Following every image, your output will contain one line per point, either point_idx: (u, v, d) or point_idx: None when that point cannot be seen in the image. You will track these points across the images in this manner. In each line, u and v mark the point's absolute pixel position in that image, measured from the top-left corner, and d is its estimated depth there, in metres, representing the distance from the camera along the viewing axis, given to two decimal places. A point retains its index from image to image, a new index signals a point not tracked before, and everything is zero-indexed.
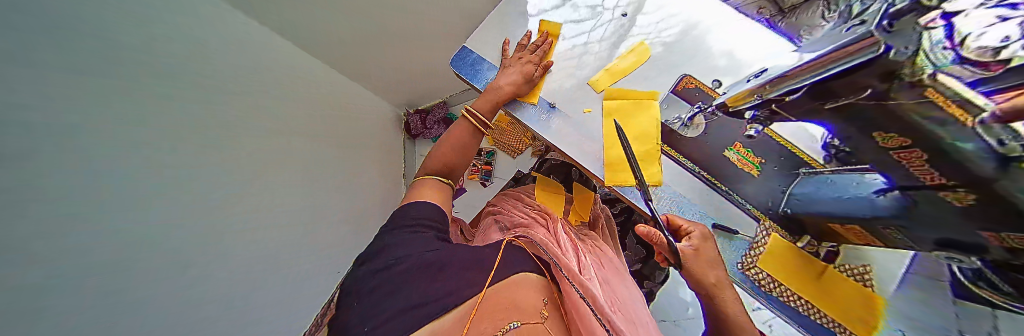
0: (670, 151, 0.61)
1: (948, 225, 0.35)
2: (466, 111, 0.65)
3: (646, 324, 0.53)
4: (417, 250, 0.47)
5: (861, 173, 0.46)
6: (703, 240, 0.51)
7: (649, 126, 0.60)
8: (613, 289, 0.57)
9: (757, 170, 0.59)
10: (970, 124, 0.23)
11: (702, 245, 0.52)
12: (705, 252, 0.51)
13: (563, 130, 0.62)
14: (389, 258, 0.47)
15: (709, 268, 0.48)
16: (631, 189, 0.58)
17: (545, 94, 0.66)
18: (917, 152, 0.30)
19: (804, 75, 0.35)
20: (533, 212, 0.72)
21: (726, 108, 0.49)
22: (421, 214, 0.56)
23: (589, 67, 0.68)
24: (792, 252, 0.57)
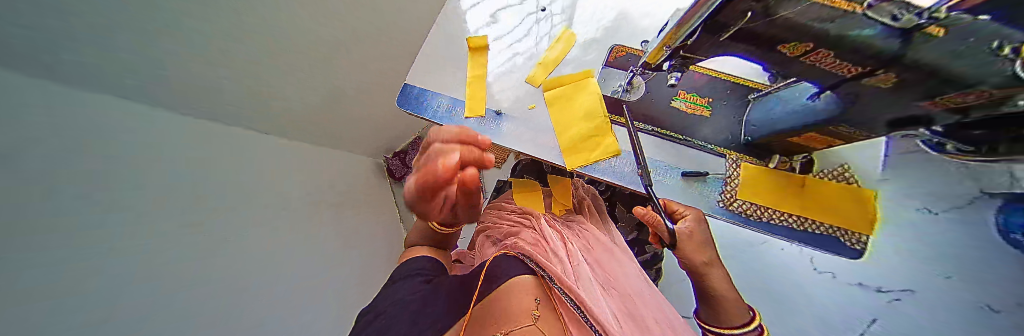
0: (620, 118, 0.62)
1: (892, 102, 0.35)
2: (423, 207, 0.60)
3: (642, 295, 0.57)
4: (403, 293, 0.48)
5: (797, 84, 0.48)
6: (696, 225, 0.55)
7: (593, 103, 0.61)
8: (605, 270, 0.61)
9: (708, 111, 0.60)
10: (859, 11, 0.24)
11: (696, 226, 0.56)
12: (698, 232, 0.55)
13: (516, 132, 0.64)
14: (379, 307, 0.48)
15: (700, 251, 0.54)
16: (593, 167, 0.60)
17: (489, 104, 0.67)
18: (822, 51, 0.29)
19: (687, 28, 0.37)
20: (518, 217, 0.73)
21: (648, 65, 0.50)
22: (420, 266, 0.56)
23: (523, 66, 0.70)
24: (766, 174, 0.57)
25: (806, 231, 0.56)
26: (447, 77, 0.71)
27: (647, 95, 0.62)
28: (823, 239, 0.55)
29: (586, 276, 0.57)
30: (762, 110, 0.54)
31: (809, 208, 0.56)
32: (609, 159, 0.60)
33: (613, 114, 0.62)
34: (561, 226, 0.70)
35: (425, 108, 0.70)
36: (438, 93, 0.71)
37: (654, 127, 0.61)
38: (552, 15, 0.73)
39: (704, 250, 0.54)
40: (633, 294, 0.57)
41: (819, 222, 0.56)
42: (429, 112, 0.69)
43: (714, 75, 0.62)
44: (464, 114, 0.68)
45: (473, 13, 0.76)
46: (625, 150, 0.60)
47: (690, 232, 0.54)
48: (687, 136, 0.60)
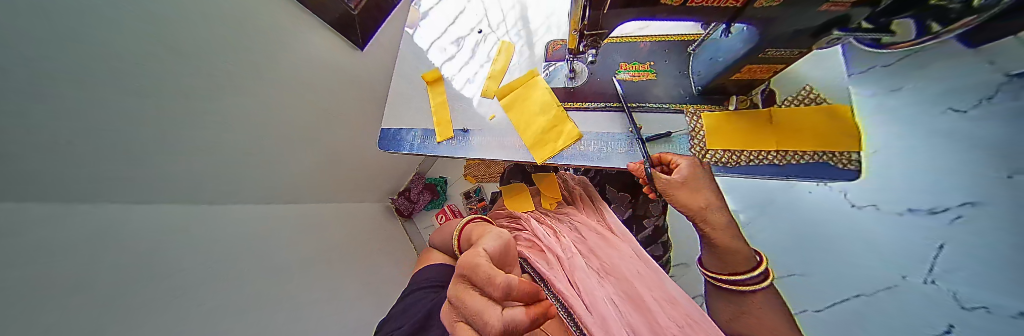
0: (574, 104, 0.65)
1: (798, 13, 0.36)
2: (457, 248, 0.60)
3: (637, 277, 0.55)
4: (407, 318, 0.52)
5: (719, 27, 0.51)
6: (691, 173, 0.48)
7: (545, 96, 0.66)
8: (599, 257, 0.60)
9: (653, 73, 0.63)
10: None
11: (693, 174, 0.49)
12: (695, 179, 0.48)
13: (483, 142, 0.68)
14: (389, 329, 0.53)
15: (694, 194, 0.47)
16: (563, 152, 0.61)
17: (455, 124, 0.73)
18: None
19: (579, 15, 0.45)
20: (504, 220, 0.75)
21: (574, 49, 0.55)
22: (433, 276, 0.60)
23: (478, 82, 0.77)
24: (730, 119, 0.56)
25: (795, 163, 0.52)
26: (415, 112, 0.79)
27: (593, 76, 0.67)
28: (813, 168, 0.51)
29: (578, 266, 0.57)
30: (702, 60, 0.57)
31: (785, 139, 0.53)
32: (573, 143, 0.62)
33: (565, 102, 0.66)
34: (549, 219, 0.71)
35: (402, 145, 0.77)
36: (411, 128, 0.78)
37: (602, 104, 0.63)
38: (492, 36, 0.83)
39: (699, 195, 0.47)
40: (627, 277, 0.55)
41: (804, 151, 0.52)
42: (406, 144, 0.76)
43: (638, 41, 0.67)
44: (436, 139, 0.73)
45: (428, 52, 0.84)
46: (585, 132, 0.62)
47: (681, 179, 0.48)
48: (640, 102, 0.62)
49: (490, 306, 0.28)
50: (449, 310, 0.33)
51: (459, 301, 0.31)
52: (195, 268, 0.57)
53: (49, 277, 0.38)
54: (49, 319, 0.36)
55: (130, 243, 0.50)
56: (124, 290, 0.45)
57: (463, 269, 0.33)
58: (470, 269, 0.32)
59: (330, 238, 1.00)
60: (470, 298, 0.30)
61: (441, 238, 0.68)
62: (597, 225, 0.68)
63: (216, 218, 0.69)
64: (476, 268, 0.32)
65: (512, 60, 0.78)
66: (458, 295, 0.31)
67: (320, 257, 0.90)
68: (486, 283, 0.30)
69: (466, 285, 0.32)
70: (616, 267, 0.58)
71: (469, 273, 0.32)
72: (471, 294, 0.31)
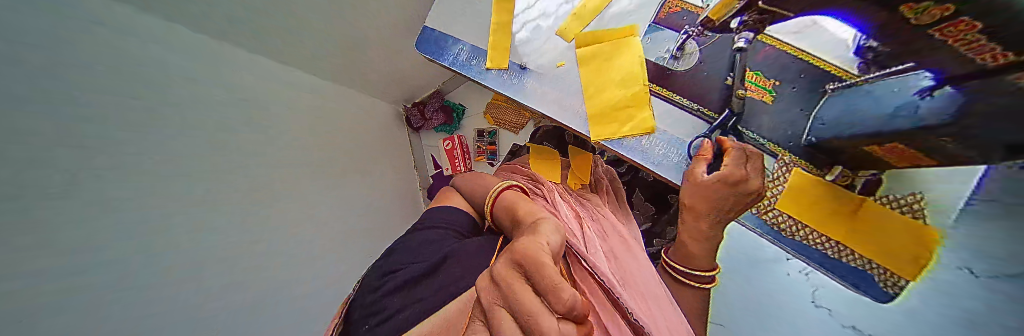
0: (661, 90, 0.53)
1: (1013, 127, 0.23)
2: (489, 198, 0.54)
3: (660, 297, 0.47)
4: (411, 260, 0.45)
5: (901, 75, 0.35)
6: (710, 181, 0.46)
7: (631, 66, 0.52)
8: (618, 262, 0.53)
9: (771, 97, 0.52)
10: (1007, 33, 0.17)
11: (718, 185, 0.45)
12: (714, 190, 0.45)
13: (538, 88, 0.58)
14: (391, 264, 0.45)
15: (692, 198, 0.48)
16: (621, 141, 0.53)
17: (513, 57, 0.60)
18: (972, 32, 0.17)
19: None
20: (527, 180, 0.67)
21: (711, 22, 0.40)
22: (448, 218, 0.54)
23: (556, 16, 0.60)
24: (820, 189, 0.48)
25: (852, 265, 0.47)
26: (473, 21, 0.64)
27: (700, 67, 0.52)
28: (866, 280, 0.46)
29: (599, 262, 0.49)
30: (838, 105, 0.43)
31: (856, 237, 0.46)
32: (638, 136, 0.52)
33: (652, 83, 0.53)
34: (572, 201, 0.64)
35: (446, 55, 0.64)
36: (459, 40, 0.64)
37: (697, 105, 0.51)
38: None
39: (694, 201, 0.48)
40: (644, 293, 0.49)
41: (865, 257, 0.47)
42: (449, 58, 0.64)
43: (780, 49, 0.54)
44: (486, 65, 0.61)
45: None
46: (659, 128, 0.53)
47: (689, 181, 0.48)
48: (743, 126, 0.51)
49: (545, 315, 0.25)
50: (489, 290, 0.30)
51: (510, 291, 0.28)
52: (172, 120, 0.45)
53: (101, 96, 0.36)
54: (100, 149, 0.35)
55: (93, 62, 0.36)
56: (84, 124, 0.34)
57: (522, 258, 0.29)
58: (534, 262, 0.29)
59: (338, 119, 0.94)
60: (523, 295, 0.27)
61: (467, 184, 0.62)
62: (624, 230, 0.60)
63: (239, 65, 0.61)
64: (541, 266, 0.29)
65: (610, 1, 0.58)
66: (509, 284, 0.28)
67: (328, 136, 0.88)
68: (548, 286, 0.27)
69: (522, 275, 0.29)
70: (636, 277, 0.51)
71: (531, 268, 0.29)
72: (523, 290, 0.27)
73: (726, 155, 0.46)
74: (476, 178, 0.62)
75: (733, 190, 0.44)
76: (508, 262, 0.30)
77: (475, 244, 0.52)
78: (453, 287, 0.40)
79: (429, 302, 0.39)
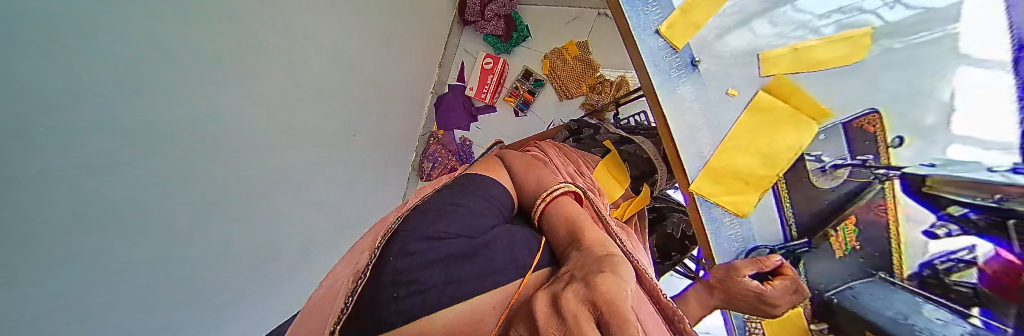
0: (783, 190, 0.49)
1: None
2: (540, 202, 0.55)
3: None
4: (456, 232, 0.45)
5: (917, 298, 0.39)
6: (760, 289, 0.45)
7: (784, 149, 0.47)
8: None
9: (844, 254, 0.47)
10: None
11: (762, 296, 0.45)
12: (752, 296, 0.46)
13: (685, 102, 0.52)
14: (437, 230, 0.45)
15: (732, 288, 0.48)
16: (709, 202, 0.54)
17: (695, 42, 0.49)
18: None
19: None
20: (588, 184, 0.63)
21: (928, 186, 0.36)
22: (502, 198, 0.56)
23: (774, 33, 0.45)
24: (795, 329, 0.53)
25: None
26: None
27: (834, 188, 0.46)
28: None
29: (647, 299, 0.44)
30: (865, 291, 0.44)
31: None
32: (727, 212, 0.54)
33: (783, 177, 0.49)
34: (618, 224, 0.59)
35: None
36: None
37: (791, 218, 0.50)
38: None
39: (732, 289, 0.48)
40: None
41: None
42: None
43: (890, 226, 0.40)
44: (659, 26, 0.50)
45: None
46: (746, 218, 0.53)
47: (738, 274, 0.48)
48: (804, 264, 0.51)
49: None
50: (547, 313, 0.29)
51: (576, 322, 0.26)
52: None
53: None
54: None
55: None
56: None
57: (603, 301, 0.28)
58: (615, 310, 0.27)
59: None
60: None
61: (526, 172, 0.62)
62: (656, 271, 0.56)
63: None
64: (625, 320, 0.26)
65: (839, 64, 0.42)
66: (576, 315, 0.27)
67: None
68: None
69: (595, 315, 0.27)
70: None
71: (605, 314, 0.27)
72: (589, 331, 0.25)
73: (776, 278, 0.47)
74: (533, 174, 0.62)
75: (762, 305, 0.46)
76: (582, 304, 0.29)
77: (521, 234, 0.50)
78: (497, 279, 0.40)
79: (476, 283, 0.39)
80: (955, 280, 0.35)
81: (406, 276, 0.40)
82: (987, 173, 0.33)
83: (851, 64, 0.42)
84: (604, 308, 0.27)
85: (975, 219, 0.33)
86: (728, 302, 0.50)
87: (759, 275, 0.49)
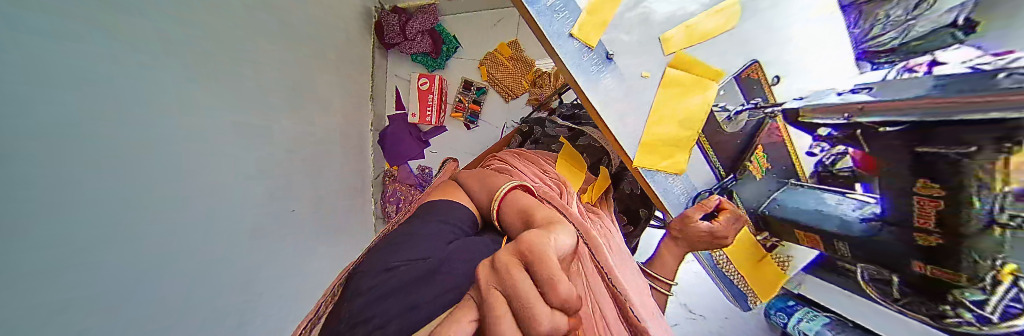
0: (704, 143, 0.57)
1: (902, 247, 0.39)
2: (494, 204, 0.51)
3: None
4: (412, 258, 0.38)
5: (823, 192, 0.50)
6: (713, 228, 0.54)
7: (699, 112, 0.53)
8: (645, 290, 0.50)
9: (762, 174, 0.59)
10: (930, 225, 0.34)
11: (715, 232, 0.54)
12: (707, 234, 0.55)
13: (609, 92, 0.53)
14: (387, 264, 0.37)
15: (693, 233, 0.56)
16: (653, 173, 0.57)
17: (605, 38, 0.51)
18: (938, 205, 0.32)
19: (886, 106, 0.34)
20: (552, 181, 0.66)
21: (796, 113, 0.46)
22: (462, 214, 0.50)
23: (665, 17, 0.51)
24: (749, 243, 0.67)
25: (739, 289, 0.73)
26: None
27: (740, 133, 0.57)
28: (741, 297, 0.74)
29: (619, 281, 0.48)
30: (786, 198, 0.55)
31: (752, 274, 0.69)
32: (668, 175, 0.58)
33: (702, 135, 0.56)
34: (586, 215, 0.64)
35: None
36: None
37: (718, 164, 0.59)
38: None
39: (694, 233, 0.56)
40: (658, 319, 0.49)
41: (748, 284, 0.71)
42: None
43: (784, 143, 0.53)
44: (571, 29, 0.50)
45: None
46: (684, 173, 0.59)
47: (694, 220, 0.56)
48: (738, 192, 0.61)
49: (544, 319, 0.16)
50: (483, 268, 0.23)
51: (504, 270, 0.20)
52: None
53: None
54: None
55: None
56: None
57: (526, 247, 0.22)
58: (537, 251, 0.22)
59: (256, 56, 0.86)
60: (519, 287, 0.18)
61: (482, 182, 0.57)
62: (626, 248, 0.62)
63: None
64: (546, 256, 0.21)
65: (721, 33, 0.51)
66: (504, 264, 0.20)
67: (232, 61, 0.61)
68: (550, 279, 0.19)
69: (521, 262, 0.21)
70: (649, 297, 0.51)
71: (533, 255, 0.21)
72: (518, 273, 0.19)
73: (720, 214, 0.56)
74: (489, 175, 0.58)
75: (717, 241, 0.55)
76: (506, 252, 0.23)
77: (484, 242, 0.46)
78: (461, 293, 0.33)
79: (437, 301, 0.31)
80: (838, 168, 0.48)
81: (358, 316, 0.32)
82: (838, 98, 0.41)
83: (727, 30, 0.50)
84: (526, 250, 0.22)
85: (838, 131, 0.41)
86: (693, 247, 0.58)
87: (708, 215, 0.57)
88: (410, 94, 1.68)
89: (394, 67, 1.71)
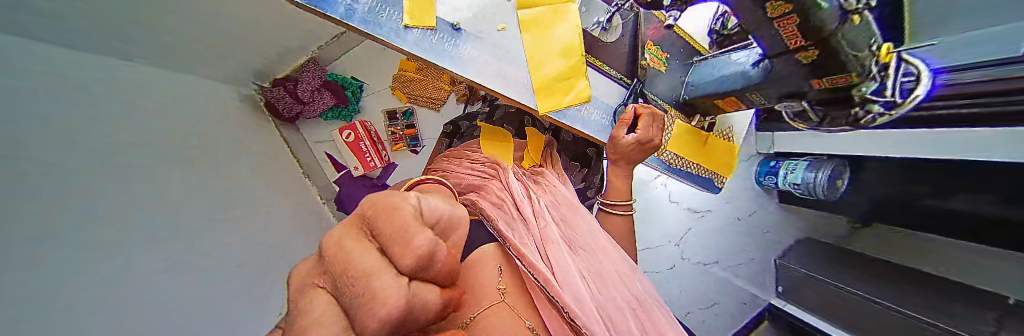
0: (593, 61, 0.57)
1: (790, 75, 0.46)
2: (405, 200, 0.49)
3: (603, 249, 0.63)
4: None
5: (729, 57, 0.58)
6: (638, 138, 0.55)
7: (570, 37, 0.54)
8: (570, 226, 0.65)
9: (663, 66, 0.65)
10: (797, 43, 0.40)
11: (641, 140, 0.56)
12: (637, 144, 0.56)
13: (479, 59, 0.52)
14: None
15: (624, 149, 0.57)
16: (562, 112, 0.57)
17: (443, 13, 0.50)
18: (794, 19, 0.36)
19: None
20: (485, 168, 0.69)
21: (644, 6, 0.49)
22: None
23: None
24: (690, 132, 0.70)
25: (700, 175, 0.74)
26: None
27: (622, 39, 0.60)
28: (707, 182, 0.75)
29: (552, 238, 0.58)
30: (702, 79, 0.63)
31: (705, 158, 0.72)
32: (576, 107, 0.58)
33: (588, 55, 0.57)
34: (528, 181, 0.71)
35: (333, 3, 0.43)
36: None
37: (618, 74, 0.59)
38: None
39: (627, 148, 0.57)
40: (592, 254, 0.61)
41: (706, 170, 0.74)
42: (343, 10, 0.44)
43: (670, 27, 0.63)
44: (403, 20, 0.47)
45: None
46: (593, 98, 0.59)
47: (622, 137, 0.57)
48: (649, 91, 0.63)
49: (379, 270, 0.20)
50: (310, 264, 0.24)
51: (339, 248, 0.22)
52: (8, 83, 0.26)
53: None
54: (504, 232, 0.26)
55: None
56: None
57: (371, 215, 0.25)
58: (383, 215, 0.24)
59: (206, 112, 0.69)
60: (354, 254, 0.21)
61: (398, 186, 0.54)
62: (572, 196, 0.73)
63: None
64: (394, 215, 0.24)
65: None
66: (342, 243, 0.22)
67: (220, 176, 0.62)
68: (397, 245, 0.22)
69: (367, 234, 0.24)
70: (582, 237, 0.63)
71: (377, 222, 0.24)
72: (352, 250, 0.21)
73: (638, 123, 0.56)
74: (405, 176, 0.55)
75: (646, 146, 0.56)
76: (356, 227, 0.25)
77: None
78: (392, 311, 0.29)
79: None
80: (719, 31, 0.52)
81: None
82: None
83: None
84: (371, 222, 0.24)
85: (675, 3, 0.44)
86: (632, 162, 0.60)
87: (629, 128, 0.58)
88: (342, 153, 1.30)
89: (311, 136, 1.28)
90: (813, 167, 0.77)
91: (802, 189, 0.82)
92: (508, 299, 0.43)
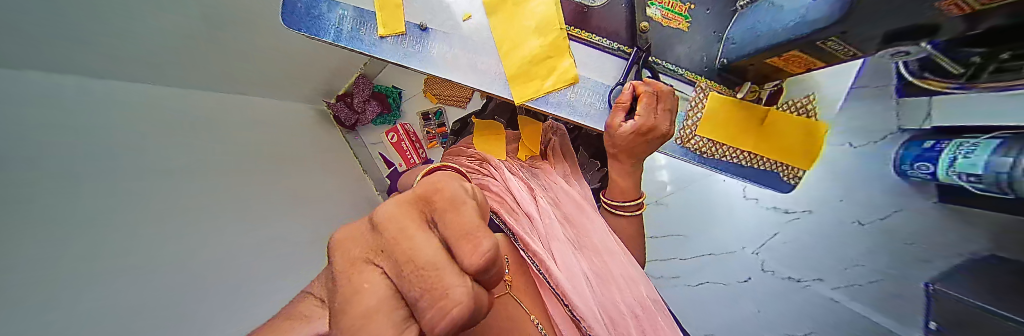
0: (579, 33, 0.50)
1: (892, 1, 0.27)
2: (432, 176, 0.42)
3: (612, 252, 0.54)
4: None
5: None
6: (638, 126, 0.44)
7: (545, 9, 0.48)
8: (574, 225, 0.57)
9: (687, 23, 0.52)
10: None
11: (642, 129, 0.44)
12: (635, 135, 0.45)
13: (450, 54, 0.50)
14: None
15: (626, 139, 0.46)
16: (546, 99, 0.49)
17: (409, 15, 0.50)
18: None
19: None
20: (474, 164, 0.66)
21: None
22: None
23: None
24: (735, 106, 0.52)
25: (753, 167, 0.55)
26: None
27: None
28: (765, 175, 0.55)
29: (555, 237, 0.51)
30: (744, 32, 0.46)
31: (763, 143, 0.53)
32: (563, 91, 0.50)
33: (572, 27, 0.50)
34: (526, 176, 0.64)
35: (324, 30, 0.50)
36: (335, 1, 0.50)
37: (614, 43, 0.50)
38: None
39: (628, 137, 0.45)
40: (598, 252, 0.54)
41: (767, 158, 0.54)
42: (331, 33, 0.50)
43: None
44: (377, 31, 0.50)
45: None
46: (582, 78, 0.50)
47: (620, 125, 0.46)
48: (656, 57, 0.53)
49: (447, 265, 0.10)
50: (360, 228, 0.15)
51: (389, 222, 0.13)
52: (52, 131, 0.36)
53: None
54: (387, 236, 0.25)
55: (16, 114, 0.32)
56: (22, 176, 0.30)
57: (424, 188, 0.16)
58: (443, 187, 0.16)
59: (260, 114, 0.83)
60: (403, 233, 0.12)
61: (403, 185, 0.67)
62: (576, 194, 0.63)
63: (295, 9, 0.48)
64: (455, 190, 0.16)
65: None
66: (391, 216, 0.14)
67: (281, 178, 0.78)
68: (460, 237, 0.12)
69: (421, 211, 0.15)
70: (586, 237, 0.56)
71: (440, 208, 0.14)
72: (420, 231, 0.12)
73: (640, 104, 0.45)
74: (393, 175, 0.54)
75: (648, 137, 0.45)
76: (404, 202, 0.16)
77: None
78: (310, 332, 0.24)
79: None
80: None
81: None
82: None
83: None
84: (427, 198, 0.16)
85: None
86: (634, 156, 0.48)
87: (628, 114, 0.47)
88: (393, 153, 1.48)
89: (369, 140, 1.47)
90: (1007, 149, 0.42)
91: (983, 185, 0.47)
92: (516, 292, 0.42)
